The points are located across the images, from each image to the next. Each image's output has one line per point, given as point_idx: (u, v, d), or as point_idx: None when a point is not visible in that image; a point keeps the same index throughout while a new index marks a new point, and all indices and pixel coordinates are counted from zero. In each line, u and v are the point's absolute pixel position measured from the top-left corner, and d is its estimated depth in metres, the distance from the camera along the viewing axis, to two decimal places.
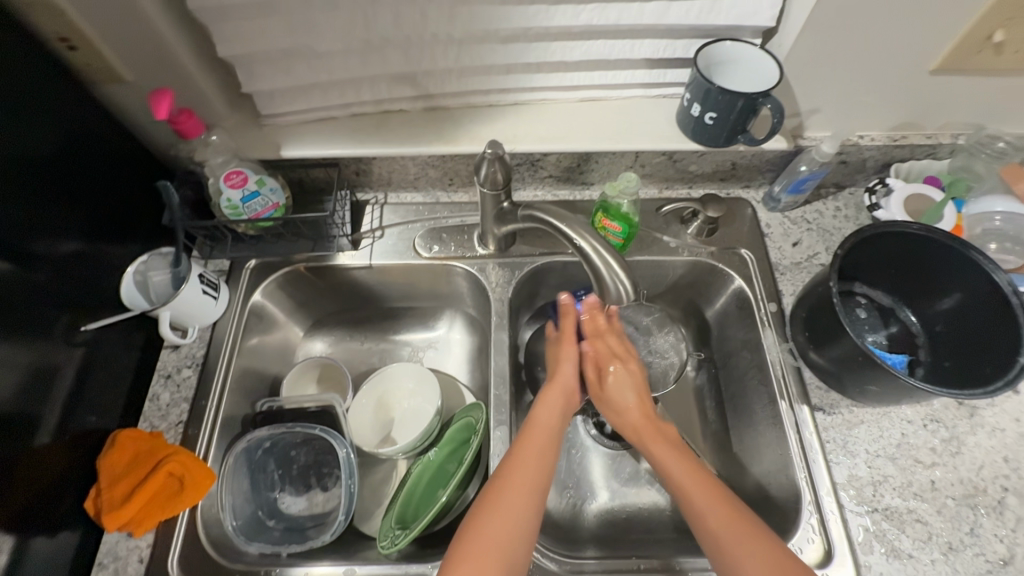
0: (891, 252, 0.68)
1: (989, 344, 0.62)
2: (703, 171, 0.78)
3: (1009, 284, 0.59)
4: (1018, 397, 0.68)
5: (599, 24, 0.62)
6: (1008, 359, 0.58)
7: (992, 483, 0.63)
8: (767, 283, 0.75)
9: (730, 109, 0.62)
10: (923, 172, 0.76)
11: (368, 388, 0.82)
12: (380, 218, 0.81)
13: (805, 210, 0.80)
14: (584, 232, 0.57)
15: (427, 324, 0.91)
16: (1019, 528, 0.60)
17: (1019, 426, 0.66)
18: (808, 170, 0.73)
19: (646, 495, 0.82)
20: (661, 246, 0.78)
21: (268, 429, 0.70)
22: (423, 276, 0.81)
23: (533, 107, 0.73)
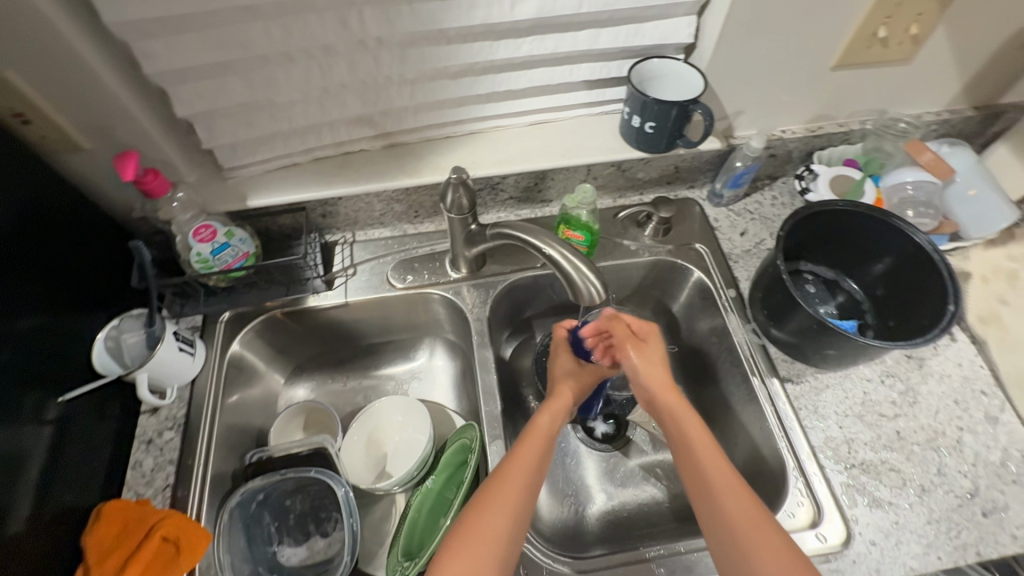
0: (827, 229, 0.75)
1: (923, 299, 0.69)
2: (651, 177, 0.84)
3: (929, 243, 0.67)
4: (957, 344, 0.75)
5: (539, 53, 0.68)
6: (941, 309, 0.66)
7: (948, 424, 0.69)
8: (724, 272, 0.81)
9: (666, 117, 0.68)
10: (842, 156, 0.84)
11: (357, 426, 0.82)
12: (351, 256, 0.82)
13: (746, 201, 0.88)
14: (552, 241, 0.61)
15: (408, 355, 0.92)
16: (978, 462, 0.66)
17: (962, 370, 0.73)
18: (743, 166, 0.80)
19: (643, 491, 0.84)
20: (623, 251, 0.83)
21: (260, 480, 0.68)
22: (400, 307, 0.83)
23: (487, 134, 0.78)
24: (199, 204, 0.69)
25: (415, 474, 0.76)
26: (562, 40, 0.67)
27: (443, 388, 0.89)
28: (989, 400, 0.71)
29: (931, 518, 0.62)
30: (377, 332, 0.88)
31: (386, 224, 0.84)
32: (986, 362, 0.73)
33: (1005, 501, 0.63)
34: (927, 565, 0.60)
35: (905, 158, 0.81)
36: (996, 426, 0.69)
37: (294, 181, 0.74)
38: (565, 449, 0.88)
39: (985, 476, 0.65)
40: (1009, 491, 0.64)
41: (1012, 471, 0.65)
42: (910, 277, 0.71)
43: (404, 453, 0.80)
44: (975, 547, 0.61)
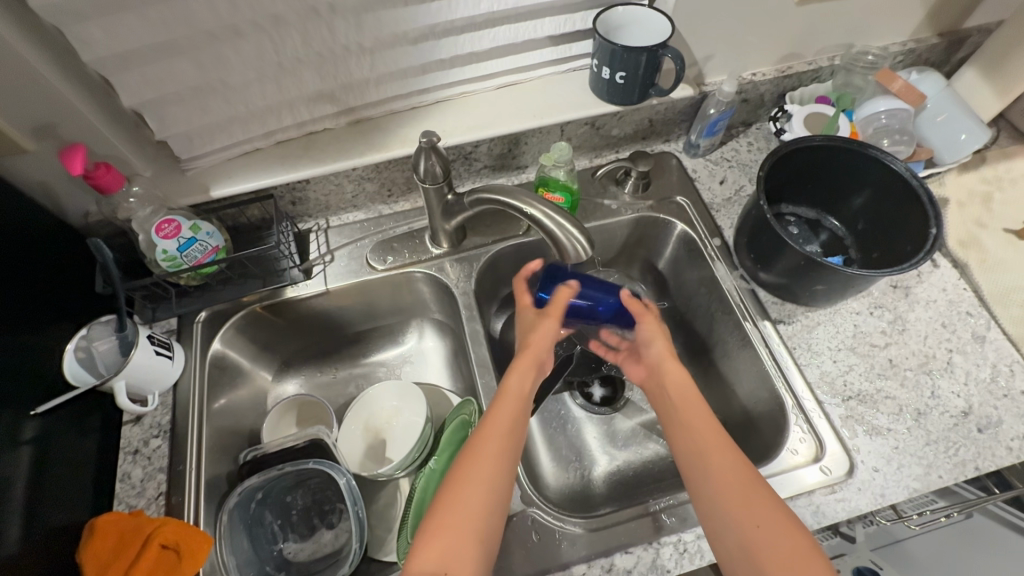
0: (805, 167, 0.74)
1: (905, 227, 0.70)
2: (625, 132, 0.83)
3: (907, 170, 0.67)
4: (940, 270, 0.76)
5: (500, 9, 0.65)
6: (924, 233, 0.66)
7: (938, 347, 0.69)
8: (707, 222, 0.80)
9: (636, 65, 0.66)
10: (814, 95, 0.84)
11: (353, 414, 0.81)
12: (327, 242, 0.80)
13: (723, 150, 0.87)
14: (532, 201, 0.59)
15: (398, 339, 0.90)
16: (970, 381, 0.67)
17: (947, 294, 0.74)
18: (717, 112, 0.79)
19: (646, 449, 0.85)
20: (605, 210, 0.82)
21: (258, 476, 0.66)
22: (384, 290, 0.81)
23: (455, 101, 0.75)
24: (159, 199, 0.66)
25: (417, 457, 0.75)
26: None
27: (436, 369, 0.88)
28: (975, 320, 0.72)
29: (929, 439, 0.63)
30: (363, 319, 0.86)
31: (360, 207, 0.81)
32: (969, 283, 0.74)
33: (998, 415, 0.65)
34: (930, 484, 0.61)
35: (874, 91, 0.81)
36: (984, 344, 0.70)
37: (258, 168, 0.71)
38: (565, 416, 0.87)
39: (977, 393, 0.66)
40: (1002, 405, 0.65)
41: (1002, 385, 0.67)
42: (890, 207, 0.71)
43: (403, 437, 0.78)
44: (974, 462, 0.62)
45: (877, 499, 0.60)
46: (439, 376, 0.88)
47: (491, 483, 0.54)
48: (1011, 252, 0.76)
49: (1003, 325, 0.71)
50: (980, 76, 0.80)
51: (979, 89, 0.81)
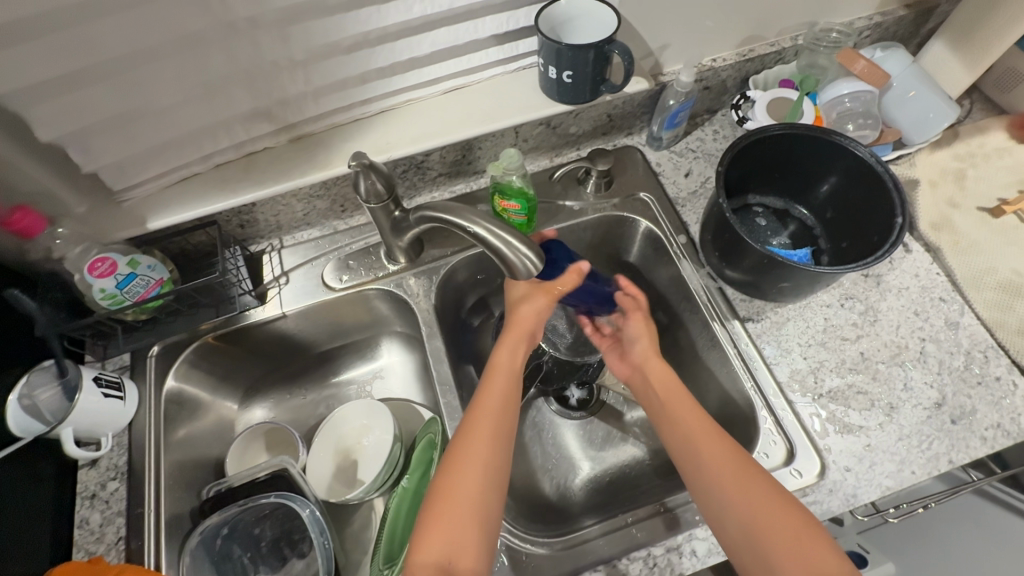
0: (768, 157, 0.72)
1: (872, 214, 0.67)
2: (584, 130, 0.80)
3: (871, 156, 0.64)
4: (912, 255, 0.74)
5: (435, 12, 0.62)
6: (890, 222, 0.64)
7: (910, 337, 0.68)
8: (672, 218, 0.78)
9: (585, 63, 0.63)
10: (778, 78, 0.81)
11: (321, 438, 0.79)
12: (281, 264, 0.77)
13: (687, 140, 0.84)
14: (476, 218, 0.56)
15: (366, 355, 0.88)
16: (943, 370, 0.65)
17: (919, 280, 0.72)
18: (677, 103, 0.75)
19: (623, 452, 0.84)
20: (567, 212, 0.79)
21: (219, 514, 0.65)
22: (344, 309, 0.79)
23: (400, 109, 0.71)
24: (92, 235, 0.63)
25: (387, 479, 0.73)
26: None
27: (408, 385, 0.87)
28: (947, 306, 0.70)
29: (902, 434, 0.62)
30: (327, 338, 0.84)
31: (313, 225, 0.79)
32: (942, 267, 0.72)
33: (972, 405, 0.63)
34: (904, 481, 0.60)
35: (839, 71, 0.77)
36: (957, 330, 0.68)
37: (197, 193, 0.68)
38: (540, 423, 0.86)
39: (951, 383, 0.65)
40: (975, 394, 0.64)
41: (976, 373, 0.65)
42: (857, 193, 0.69)
43: (373, 458, 0.76)
44: (948, 456, 0.61)
45: (849, 500, 0.59)
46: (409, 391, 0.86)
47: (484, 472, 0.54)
48: (984, 232, 0.74)
49: (977, 309, 0.69)
50: (949, 48, 0.77)
51: (948, 62, 0.78)
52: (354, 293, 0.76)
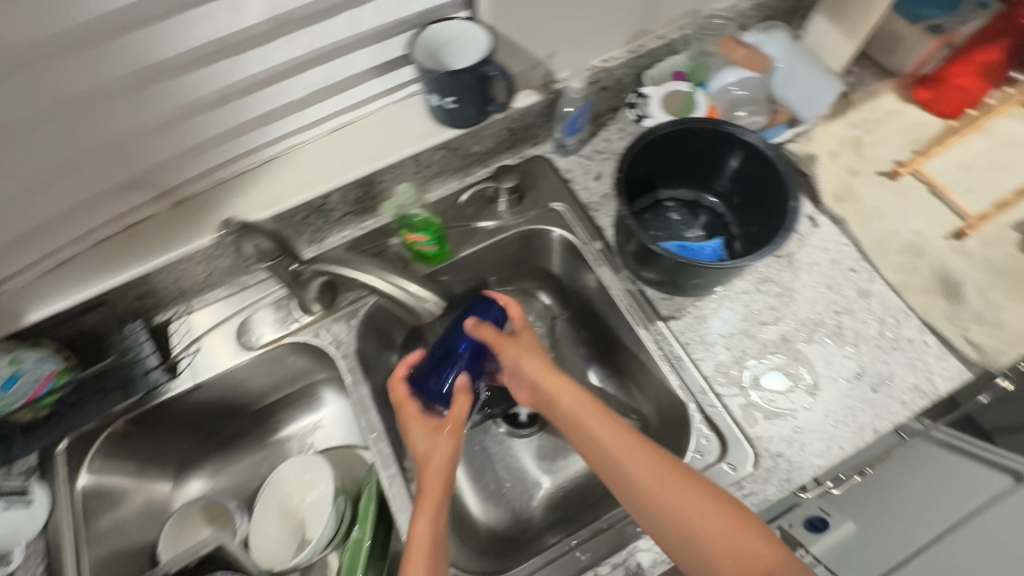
0: (667, 154, 0.72)
1: (771, 199, 0.68)
2: (488, 147, 0.78)
3: (760, 142, 0.65)
4: (820, 229, 0.75)
5: (301, 54, 0.59)
6: (785, 206, 0.65)
7: (826, 312, 0.69)
8: (587, 223, 0.77)
9: (464, 87, 0.62)
10: (671, 70, 0.81)
11: (263, 502, 0.76)
12: (190, 331, 0.73)
13: (594, 142, 0.83)
14: (368, 268, 0.56)
15: (303, 406, 0.86)
16: (859, 341, 0.67)
17: (829, 254, 0.73)
18: (574, 109, 0.75)
19: (576, 462, 0.83)
20: (482, 233, 0.79)
21: None
22: (266, 367, 0.75)
23: (290, 154, 0.68)
24: None
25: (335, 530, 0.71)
26: (321, 31, 0.58)
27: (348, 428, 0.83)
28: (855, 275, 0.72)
29: (827, 411, 0.63)
30: (258, 397, 0.81)
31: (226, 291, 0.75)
32: (848, 238, 0.73)
33: (889, 371, 0.65)
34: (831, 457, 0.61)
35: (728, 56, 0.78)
36: (867, 299, 0.70)
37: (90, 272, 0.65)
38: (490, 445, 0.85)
39: (867, 352, 0.66)
40: (890, 359, 0.66)
41: (887, 339, 0.67)
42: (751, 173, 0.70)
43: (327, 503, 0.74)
44: (870, 426, 0.62)
45: (782, 485, 0.60)
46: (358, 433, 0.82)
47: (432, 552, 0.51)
48: (884, 197, 0.76)
49: (883, 274, 0.71)
50: (828, 21, 0.78)
51: (830, 35, 0.79)
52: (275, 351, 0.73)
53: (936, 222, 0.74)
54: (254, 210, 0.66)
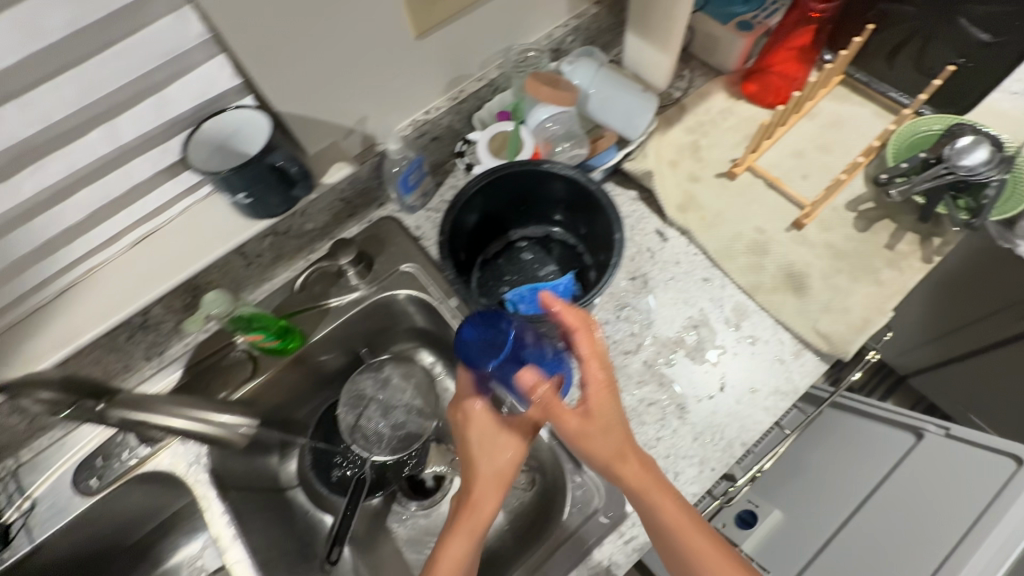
0: (498, 200, 0.70)
1: (601, 230, 0.67)
2: (323, 221, 0.75)
3: (579, 177, 0.64)
4: (670, 242, 0.75)
5: (57, 181, 0.53)
6: (614, 238, 0.63)
7: (685, 329, 0.68)
8: (441, 282, 0.75)
9: (253, 180, 0.58)
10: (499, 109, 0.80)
11: None
12: (23, 485, 0.66)
13: (440, 192, 0.81)
14: (163, 407, 0.53)
15: (187, 529, 0.79)
16: (718, 353, 0.67)
17: (682, 267, 0.73)
18: (402, 168, 0.73)
19: None
20: (334, 310, 0.76)
21: None
22: (120, 506, 0.68)
23: (89, 280, 0.63)
24: None
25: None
26: (76, 151, 0.53)
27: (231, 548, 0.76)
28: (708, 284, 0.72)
29: (696, 434, 0.63)
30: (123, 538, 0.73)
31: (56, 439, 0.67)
32: (696, 247, 0.74)
33: (749, 378, 0.65)
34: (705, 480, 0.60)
35: None
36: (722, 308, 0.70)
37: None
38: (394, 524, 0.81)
39: (726, 363, 0.66)
40: (749, 366, 0.66)
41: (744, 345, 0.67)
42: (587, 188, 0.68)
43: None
44: (739, 440, 0.62)
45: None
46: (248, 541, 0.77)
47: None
48: (725, 199, 0.76)
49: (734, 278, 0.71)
50: (640, 36, 0.79)
51: (645, 49, 0.79)
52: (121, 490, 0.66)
53: (776, 216, 0.75)
54: (52, 349, 0.61)
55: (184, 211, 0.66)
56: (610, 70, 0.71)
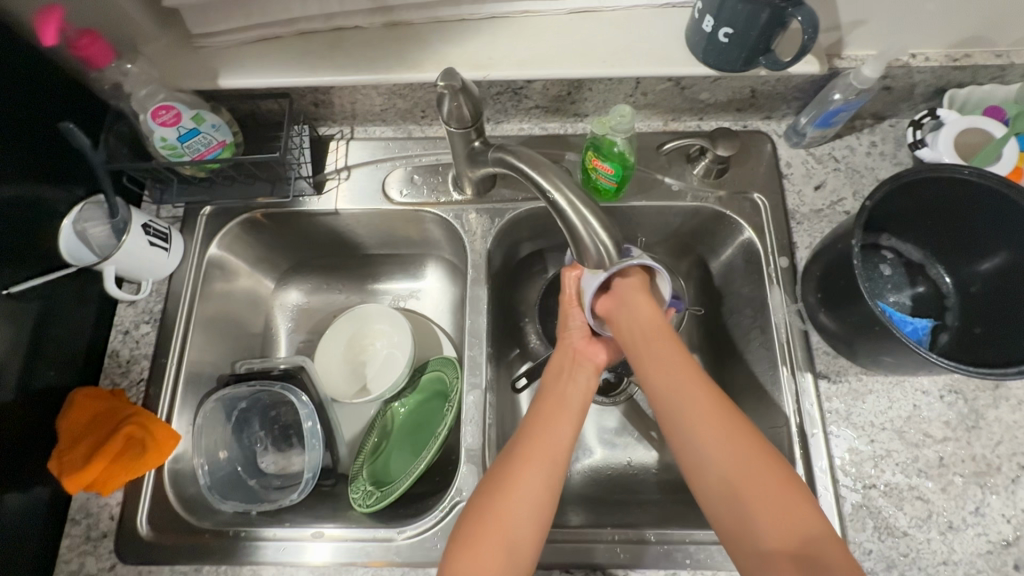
0: (923, 202, 0.63)
1: (834, 274, 0.61)
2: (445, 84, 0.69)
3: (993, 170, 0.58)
4: (800, 268, 0.70)
5: None
6: (854, 295, 0.58)
7: (785, 362, 0.67)
8: (582, 197, 0.51)
9: (752, 23, 0.55)
10: (672, 30, 0.66)
11: (206, 427, 0.71)
12: (167, 229, 0.71)
13: (559, 107, 0.73)
14: (286, 379, 0.73)
15: (226, 298, 0.79)
16: (848, 403, 0.64)
17: (798, 302, 0.69)
18: (543, 70, 0.64)
19: (634, 453, 0.83)
20: (429, 201, 0.76)
21: (117, 496, 0.65)
22: (219, 279, 0.78)
23: (251, 33, 0.65)
24: None
25: (238, 536, 0.64)
26: None
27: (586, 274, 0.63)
28: (806, 349, 0.67)
29: (797, 462, 0.63)
30: (124, 375, 0.70)
31: (123, 206, 0.65)
32: (814, 306, 0.66)
33: (840, 441, 0.63)
34: (834, 516, 0.60)
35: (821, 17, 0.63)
36: (825, 356, 0.67)
37: None
38: (427, 430, 0.78)
39: (826, 421, 0.64)
40: (887, 426, 0.63)
41: (820, 421, 0.64)
42: (888, 207, 0.64)
43: (224, 489, 0.70)
44: (885, 485, 0.61)
45: None
46: (319, 355, 0.83)
47: (532, 547, 0.53)
48: (882, 242, 0.69)
49: (833, 355, 0.66)
50: (850, 45, 0.66)
51: (857, 54, 0.66)
52: (201, 291, 0.74)
53: (945, 285, 0.67)
54: (180, 98, 0.62)
55: (399, 31, 0.66)
56: (794, 72, 0.65)
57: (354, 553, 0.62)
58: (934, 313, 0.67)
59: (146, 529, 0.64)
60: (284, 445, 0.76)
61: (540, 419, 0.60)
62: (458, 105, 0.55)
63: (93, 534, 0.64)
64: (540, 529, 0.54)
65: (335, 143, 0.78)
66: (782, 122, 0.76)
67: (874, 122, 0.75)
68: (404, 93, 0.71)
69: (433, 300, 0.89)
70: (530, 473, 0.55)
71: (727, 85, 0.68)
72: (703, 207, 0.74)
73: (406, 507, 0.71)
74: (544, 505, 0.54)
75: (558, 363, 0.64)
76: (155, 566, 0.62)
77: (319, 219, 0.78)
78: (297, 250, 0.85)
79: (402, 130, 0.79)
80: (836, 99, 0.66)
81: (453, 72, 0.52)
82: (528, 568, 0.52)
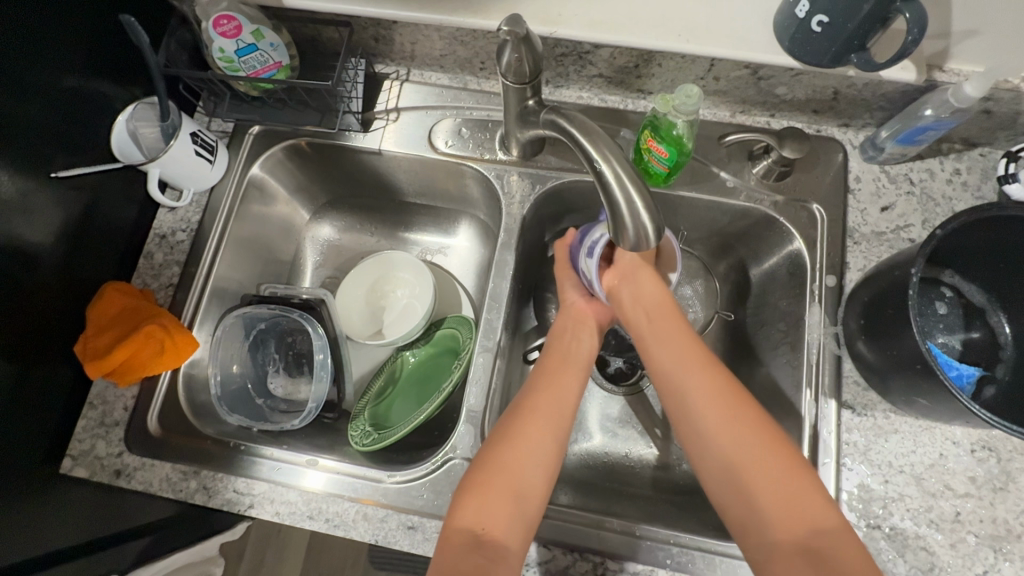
0: (1000, 242, 0.58)
1: (881, 302, 0.57)
2: None
3: None
4: (847, 289, 0.65)
5: None
6: (900, 327, 0.54)
7: (811, 384, 0.64)
8: (631, 173, 0.48)
9: (852, 15, 0.50)
10: (762, 11, 0.61)
11: (224, 342, 0.72)
12: (215, 143, 0.72)
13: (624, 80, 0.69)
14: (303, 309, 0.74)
15: (262, 220, 0.80)
16: (869, 438, 0.61)
17: (837, 325, 0.65)
18: (614, 35, 0.61)
19: (635, 447, 0.82)
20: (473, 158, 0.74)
21: (134, 390, 0.68)
22: (257, 201, 0.79)
23: None
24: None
25: (238, 449, 0.66)
26: None
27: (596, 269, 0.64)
28: (835, 375, 0.63)
29: None
30: (155, 278, 0.72)
31: (173, 109, 0.66)
32: (854, 332, 0.62)
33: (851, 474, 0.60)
34: None
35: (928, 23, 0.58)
36: (855, 386, 0.63)
37: (52, 41, 0.59)
38: (433, 384, 0.78)
39: (842, 451, 0.61)
40: (905, 470, 0.60)
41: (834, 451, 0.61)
42: (959, 240, 0.59)
43: (233, 402, 0.72)
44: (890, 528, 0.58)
45: None
46: (342, 293, 0.84)
47: (539, 497, 0.53)
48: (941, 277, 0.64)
49: (863, 387, 0.63)
50: (954, 58, 0.60)
51: (961, 68, 0.60)
52: (238, 209, 0.75)
53: (1002, 334, 0.62)
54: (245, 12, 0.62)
55: None
56: (887, 77, 0.60)
57: (344, 486, 0.64)
58: (983, 363, 0.62)
59: (155, 427, 0.67)
60: (294, 373, 0.78)
61: (544, 376, 0.61)
62: (518, 55, 0.52)
63: (107, 420, 0.67)
64: (546, 482, 0.54)
65: (388, 82, 0.76)
66: (860, 133, 0.70)
67: (963, 148, 0.68)
68: (466, 40, 0.68)
69: (461, 257, 0.88)
70: (538, 427, 0.56)
71: (808, 81, 0.63)
72: (755, 209, 0.70)
73: (399, 453, 0.72)
74: (550, 460, 0.55)
75: (563, 325, 0.67)
76: (158, 461, 0.65)
77: (361, 157, 0.78)
78: (336, 185, 0.85)
79: (458, 79, 0.76)
80: (927, 115, 0.60)
81: (519, 18, 0.49)
82: (530, 518, 0.52)
